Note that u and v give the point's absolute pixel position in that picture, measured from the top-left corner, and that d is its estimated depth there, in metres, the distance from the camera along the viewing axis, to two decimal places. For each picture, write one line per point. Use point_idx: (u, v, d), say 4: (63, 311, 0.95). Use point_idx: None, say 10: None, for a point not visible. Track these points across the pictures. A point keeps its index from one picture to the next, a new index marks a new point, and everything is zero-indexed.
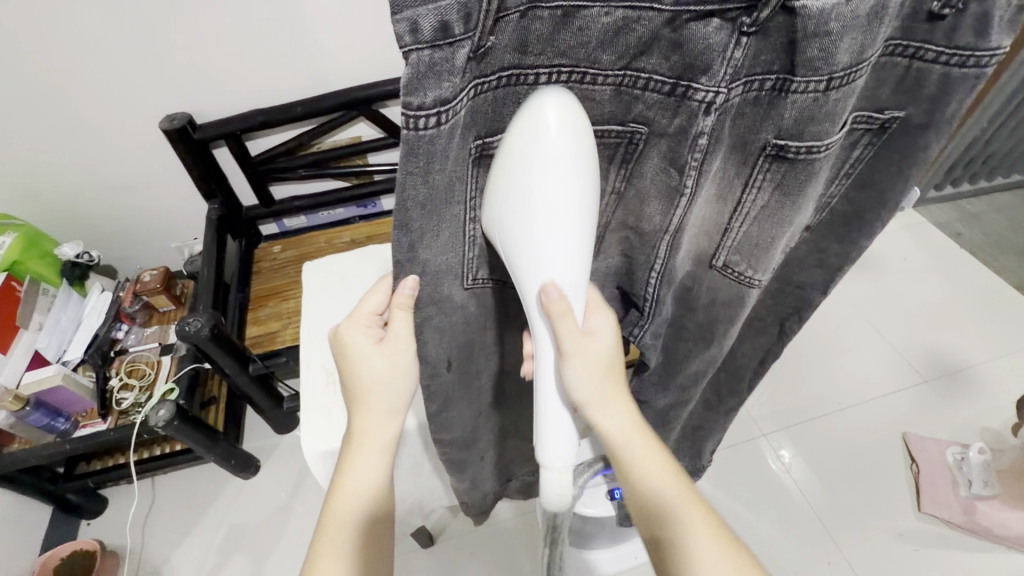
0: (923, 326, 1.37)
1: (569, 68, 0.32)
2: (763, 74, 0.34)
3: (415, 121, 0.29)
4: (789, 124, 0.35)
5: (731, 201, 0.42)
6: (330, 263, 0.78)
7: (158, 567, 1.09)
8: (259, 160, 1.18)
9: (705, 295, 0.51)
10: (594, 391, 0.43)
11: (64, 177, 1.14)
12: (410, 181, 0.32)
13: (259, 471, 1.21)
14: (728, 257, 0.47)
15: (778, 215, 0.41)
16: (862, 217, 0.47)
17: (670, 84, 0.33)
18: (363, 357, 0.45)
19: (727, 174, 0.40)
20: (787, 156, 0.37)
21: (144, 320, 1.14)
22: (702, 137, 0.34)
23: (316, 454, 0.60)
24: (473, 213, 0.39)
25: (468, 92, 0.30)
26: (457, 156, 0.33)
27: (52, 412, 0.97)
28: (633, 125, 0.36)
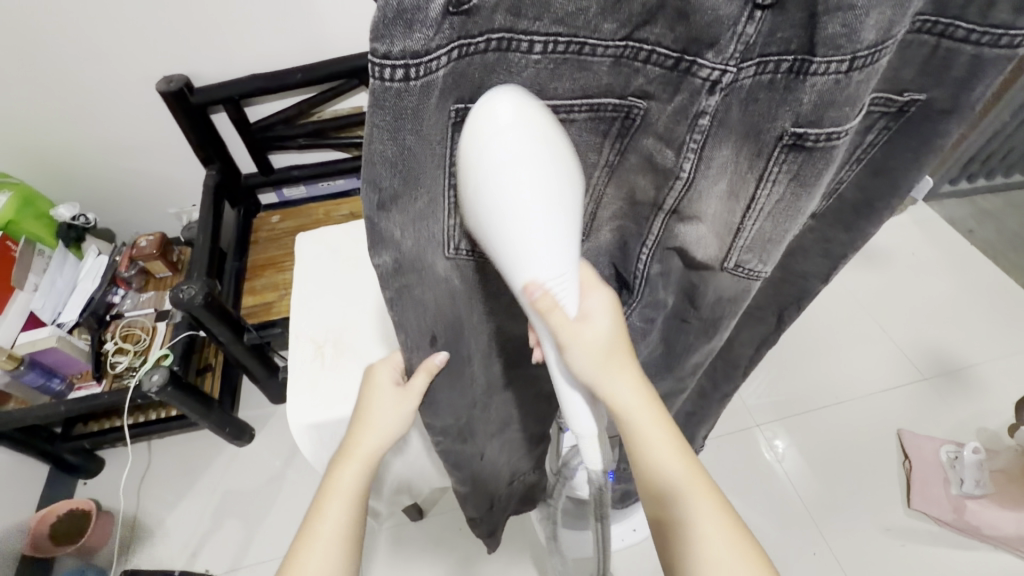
0: (927, 323, 1.35)
1: (567, 37, 0.28)
2: (778, 55, 0.31)
3: (381, 70, 0.25)
4: (808, 110, 0.32)
5: (744, 197, 0.38)
6: (324, 234, 0.77)
7: (152, 529, 1.11)
8: (257, 127, 1.16)
9: (709, 295, 0.48)
10: (595, 366, 0.40)
11: (60, 138, 1.12)
12: (376, 135, 0.28)
13: (253, 439, 1.22)
14: (740, 258, 0.43)
15: (793, 207, 0.38)
16: (871, 205, 0.46)
17: (674, 59, 0.30)
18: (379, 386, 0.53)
19: (737, 164, 0.37)
20: (805, 146, 0.34)
21: (140, 285, 1.13)
22: (703, 117, 0.32)
23: (301, 427, 0.60)
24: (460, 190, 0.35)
25: (450, 54, 0.26)
26: (433, 120, 0.29)
27: (46, 372, 0.98)
28: (632, 98, 0.32)
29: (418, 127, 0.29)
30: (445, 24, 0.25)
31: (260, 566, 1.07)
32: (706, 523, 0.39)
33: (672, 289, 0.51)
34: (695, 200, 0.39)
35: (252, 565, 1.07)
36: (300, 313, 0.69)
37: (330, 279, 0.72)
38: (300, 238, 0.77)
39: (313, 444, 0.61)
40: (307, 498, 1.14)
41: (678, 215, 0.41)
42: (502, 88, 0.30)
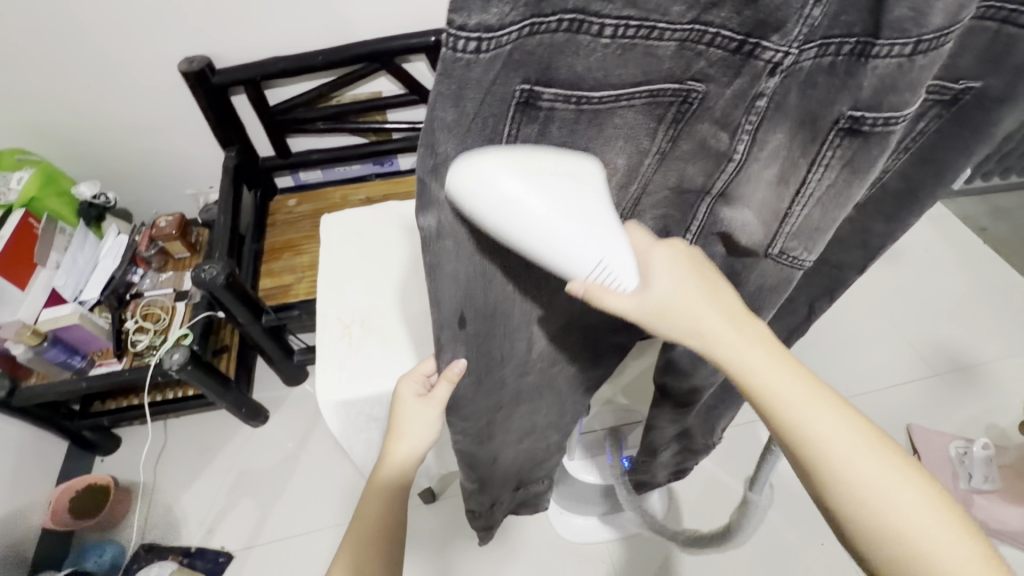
0: (940, 320, 1.36)
1: (638, 21, 0.28)
2: (841, 37, 0.31)
3: (455, 41, 0.25)
4: (867, 94, 0.32)
5: (794, 181, 0.39)
6: (349, 217, 0.77)
7: (169, 506, 1.13)
8: (277, 109, 1.16)
9: (749, 281, 0.49)
10: (688, 314, 0.37)
11: (81, 115, 1.12)
12: (440, 105, 0.27)
13: (267, 420, 1.24)
14: (785, 244, 0.44)
15: (843, 194, 0.39)
16: (916, 196, 0.45)
17: (738, 41, 0.31)
18: (406, 406, 0.54)
19: (789, 150, 0.37)
20: (861, 130, 0.34)
21: (159, 265, 1.14)
22: (761, 98, 0.34)
23: (331, 403, 0.60)
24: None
25: (521, 30, 0.26)
26: (494, 98, 0.29)
27: (68, 349, 0.99)
28: (691, 83, 0.33)
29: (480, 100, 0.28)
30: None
31: (276, 544, 1.08)
32: (866, 461, 0.35)
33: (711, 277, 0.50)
34: (742, 184, 0.40)
35: (268, 542, 1.09)
36: (327, 293, 0.69)
37: (357, 261, 0.73)
38: (324, 220, 0.77)
39: (340, 422, 0.62)
40: (321, 479, 1.16)
41: (724, 198, 0.42)
42: (565, 67, 0.29)
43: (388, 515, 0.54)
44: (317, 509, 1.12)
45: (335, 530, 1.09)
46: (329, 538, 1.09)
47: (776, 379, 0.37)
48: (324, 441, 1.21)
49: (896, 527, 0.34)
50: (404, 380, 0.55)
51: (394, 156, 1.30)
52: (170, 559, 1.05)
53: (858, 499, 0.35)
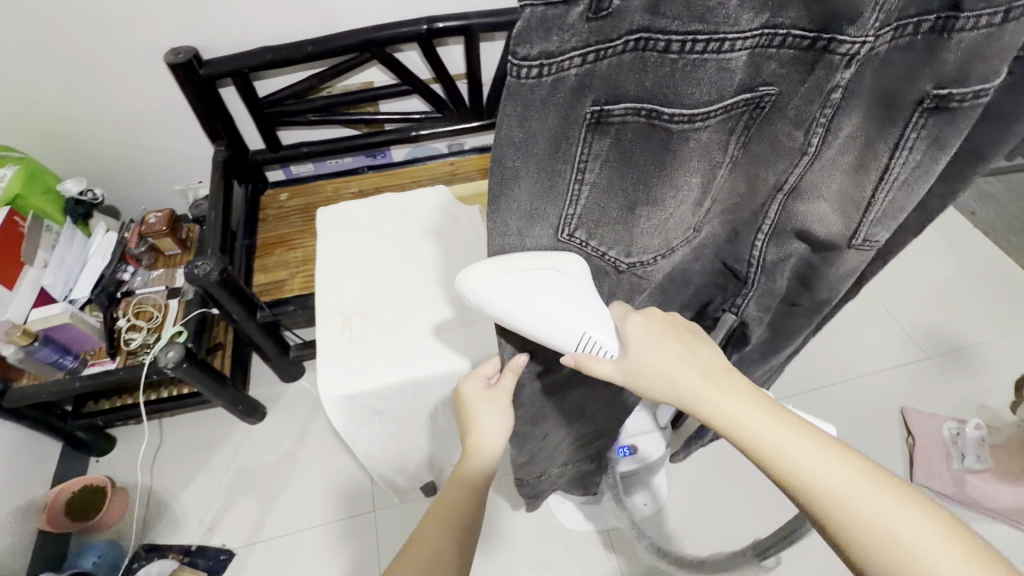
0: (931, 304, 1.37)
1: (705, 35, 0.27)
2: (918, 16, 0.29)
3: (518, 70, 0.26)
4: (952, 70, 0.30)
5: (875, 171, 0.37)
6: (344, 210, 0.76)
7: (167, 505, 1.12)
8: (266, 102, 1.14)
9: (830, 275, 0.47)
10: (654, 342, 0.40)
11: (65, 111, 1.09)
12: (506, 121, 0.28)
13: (264, 417, 1.23)
14: (869, 231, 0.41)
15: (926, 171, 0.36)
16: (982, 155, 0.40)
17: (810, 38, 0.29)
18: (474, 405, 0.53)
19: (865, 139, 0.36)
20: (948, 107, 0.32)
21: (150, 262, 1.12)
22: (837, 91, 0.32)
23: (335, 397, 0.59)
24: (580, 177, 0.33)
25: (585, 57, 0.26)
26: (563, 118, 0.29)
27: (61, 348, 0.97)
28: (763, 87, 0.32)
29: (545, 119, 0.29)
30: (581, 26, 0.25)
31: (278, 541, 1.08)
32: (828, 472, 0.35)
33: (787, 276, 0.50)
34: (815, 176, 0.39)
35: (270, 539, 1.08)
36: (327, 289, 0.68)
37: (354, 256, 0.71)
38: (319, 215, 0.76)
39: (344, 415, 0.61)
40: (322, 475, 1.16)
41: (797, 193, 0.40)
42: (635, 85, 0.29)
43: (455, 528, 0.49)
44: (318, 505, 1.12)
45: (337, 525, 1.09)
46: (331, 533, 1.09)
47: (757, 426, 0.37)
48: (323, 436, 1.20)
49: (866, 522, 0.34)
50: (464, 381, 0.55)
51: (386, 147, 1.29)
52: (170, 559, 1.04)
53: (838, 509, 0.35)
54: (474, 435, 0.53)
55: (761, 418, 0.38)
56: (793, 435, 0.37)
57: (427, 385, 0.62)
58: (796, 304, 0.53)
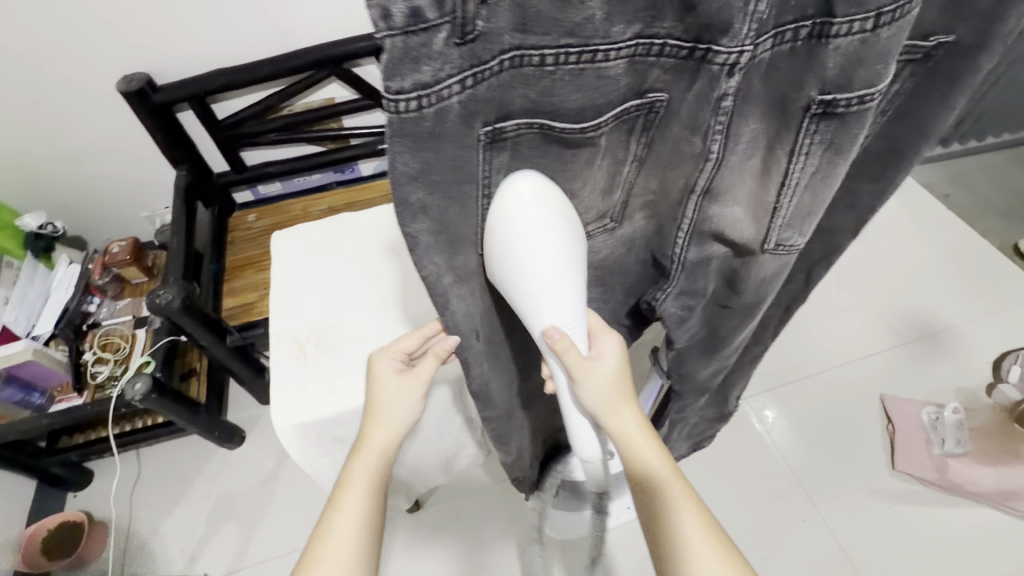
0: (906, 289, 1.38)
1: (579, 48, 0.29)
2: (795, 22, 0.31)
3: (395, 105, 0.27)
4: (834, 74, 0.32)
5: (777, 172, 0.39)
6: (300, 231, 0.75)
7: (148, 537, 1.10)
8: (226, 124, 1.13)
9: (751, 277, 0.48)
10: (605, 396, 0.49)
11: (20, 145, 1.08)
12: (399, 157, 0.29)
13: (243, 442, 1.21)
14: (779, 235, 0.44)
15: (829, 173, 0.39)
16: (900, 155, 0.46)
17: (687, 49, 0.32)
18: (386, 385, 0.53)
19: (767, 139, 0.38)
20: (835, 111, 0.34)
21: (116, 293, 1.11)
22: (726, 98, 0.34)
23: (288, 426, 0.58)
24: (488, 188, 0.36)
25: (461, 82, 0.28)
26: (461, 140, 0.31)
27: (25, 386, 0.96)
28: (653, 94, 0.34)
29: (439, 148, 0.30)
30: (452, 52, 0.26)
31: (261, 566, 1.07)
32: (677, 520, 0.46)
33: (712, 277, 0.50)
34: (724, 179, 0.40)
35: (253, 565, 1.07)
36: (281, 314, 0.67)
37: (309, 279, 0.70)
38: (274, 237, 0.75)
39: (301, 443, 0.60)
40: (303, 497, 1.14)
41: (711, 196, 0.41)
42: (520, 97, 0.31)
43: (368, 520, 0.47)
44: (300, 527, 1.11)
45: None
46: None
47: (645, 455, 0.49)
48: None
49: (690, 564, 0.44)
50: (379, 356, 0.54)
51: (354, 163, 1.27)
52: None
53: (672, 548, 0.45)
54: (387, 411, 0.52)
55: (650, 451, 0.49)
56: (661, 471, 0.48)
57: None
58: (728, 308, 0.53)
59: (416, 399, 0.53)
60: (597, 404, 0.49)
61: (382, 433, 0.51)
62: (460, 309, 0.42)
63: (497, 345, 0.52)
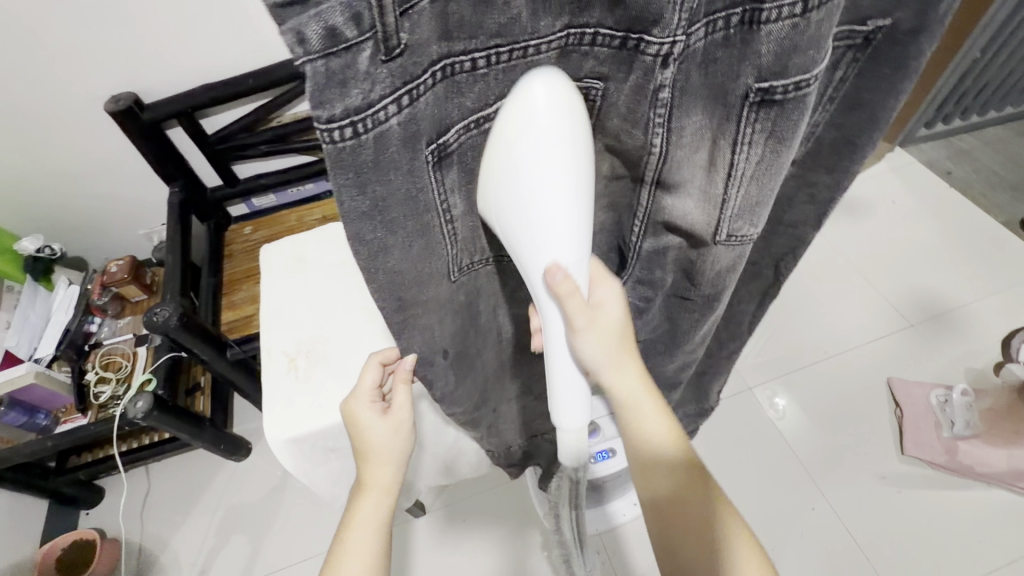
0: (911, 270, 1.36)
1: (507, 47, 0.29)
2: (725, 11, 0.31)
3: (330, 134, 0.26)
4: (769, 62, 0.32)
5: (722, 164, 0.38)
6: (286, 243, 0.75)
7: (159, 551, 1.11)
8: (216, 138, 1.14)
9: (708, 269, 0.48)
10: (603, 350, 0.44)
11: (13, 170, 1.08)
12: (346, 194, 0.29)
13: (250, 453, 1.22)
14: (731, 227, 0.43)
15: (773, 164, 0.38)
16: (852, 143, 0.45)
17: (619, 38, 0.31)
18: (370, 428, 0.52)
19: (710, 131, 0.37)
20: (773, 99, 0.34)
21: (116, 312, 1.11)
22: (663, 90, 0.33)
23: (281, 442, 0.58)
24: (447, 214, 0.36)
25: (397, 102, 0.27)
26: (405, 164, 0.30)
27: (29, 409, 0.97)
28: (589, 81, 0.34)
29: (387, 177, 0.30)
30: (380, 71, 0.26)
31: None
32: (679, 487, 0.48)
33: (671, 268, 0.51)
34: (673, 168, 0.39)
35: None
36: (270, 327, 0.67)
37: (298, 292, 0.70)
38: (263, 251, 0.74)
39: (296, 458, 0.60)
40: (309, 505, 1.15)
41: (663, 188, 0.41)
42: (457, 110, 0.31)
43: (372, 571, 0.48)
44: (308, 536, 1.11)
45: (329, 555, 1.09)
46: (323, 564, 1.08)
47: (622, 385, 0.48)
48: None
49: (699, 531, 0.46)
50: (352, 401, 0.53)
51: None
52: None
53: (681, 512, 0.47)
54: (381, 455, 0.51)
55: (628, 381, 0.48)
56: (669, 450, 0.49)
57: None
58: (688, 301, 0.53)
59: (405, 440, 0.52)
60: (599, 359, 0.44)
61: (381, 478, 0.51)
62: (416, 334, 0.42)
63: (470, 354, 0.52)
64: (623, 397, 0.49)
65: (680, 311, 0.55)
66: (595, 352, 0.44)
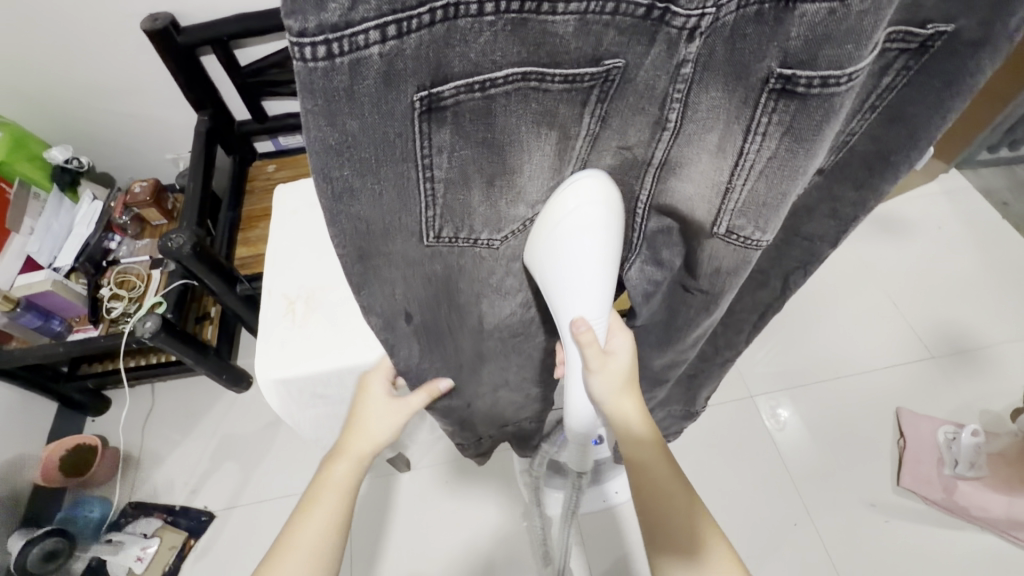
0: (943, 299, 1.29)
1: None
2: None
3: (300, 51, 0.23)
4: (797, 46, 0.29)
5: (731, 151, 0.35)
6: (302, 185, 0.74)
7: (155, 466, 1.16)
8: (248, 71, 1.12)
9: (705, 261, 0.45)
10: (613, 387, 0.49)
11: (47, 79, 1.09)
12: (312, 123, 0.26)
13: (250, 387, 1.26)
14: (731, 221, 0.39)
15: (788, 165, 0.35)
16: (887, 157, 0.41)
17: (646, 6, 0.27)
18: (369, 404, 0.56)
19: (726, 115, 0.34)
20: (796, 91, 0.31)
21: (136, 232, 1.13)
22: (685, 66, 0.31)
23: (270, 381, 0.59)
24: (428, 172, 0.32)
25: (382, 32, 0.24)
26: (382, 101, 0.27)
27: (43, 314, 1.00)
28: (608, 61, 0.30)
29: (357, 111, 0.27)
30: None
31: (255, 506, 1.12)
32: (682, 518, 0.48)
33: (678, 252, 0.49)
34: (682, 150, 0.38)
35: (248, 504, 1.12)
36: (273, 267, 0.67)
37: (306, 236, 0.70)
38: (278, 190, 0.74)
39: (283, 398, 0.61)
40: (299, 444, 1.18)
41: (668, 168, 0.39)
42: (457, 60, 0.27)
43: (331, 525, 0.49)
44: (296, 473, 1.15)
45: None
46: None
47: (625, 417, 0.51)
48: None
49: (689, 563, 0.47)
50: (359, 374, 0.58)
51: None
52: (155, 518, 1.09)
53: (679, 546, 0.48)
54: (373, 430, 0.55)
55: (630, 414, 0.51)
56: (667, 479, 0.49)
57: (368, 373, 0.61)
58: (689, 295, 0.50)
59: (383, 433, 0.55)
60: (605, 394, 0.50)
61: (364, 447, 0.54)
62: (378, 290, 0.39)
63: (442, 331, 0.50)
64: (620, 424, 0.51)
65: (678, 304, 0.53)
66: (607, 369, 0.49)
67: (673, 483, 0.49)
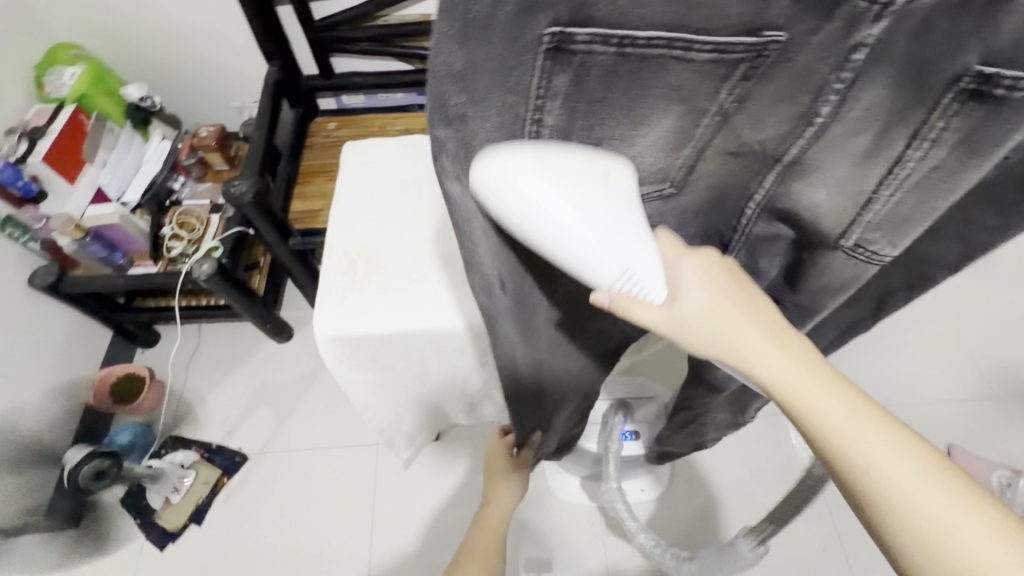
0: (1014, 336, 1.21)
1: None
2: None
3: None
4: (1008, 44, 0.26)
5: (885, 158, 0.34)
6: (371, 145, 0.73)
7: (196, 403, 1.21)
8: (321, 25, 1.13)
9: (816, 271, 0.43)
10: (715, 337, 0.37)
11: (130, 16, 1.11)
12: (440, 53, 0.25)
13: (291, 339, 1.29)
14: (862, 236, 0.39)
15: (951, 178, 0.34)
16: None
17: None
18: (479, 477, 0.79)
19: (885, 118, 0.31)
20: (987, 94, 0.29)
21: (199, 175, 1.15)
22: (860, 50, 0.28)
23: (325, 337, 0.59)
24: (537, 131, 0.30)
25: None
26: (515, 45, 0.26)
27: (108, 246, 1.03)
28: (768, 32, 0.27)
29: (490, 56, 0.26)
30: None
31: (287, 453, 1.15)
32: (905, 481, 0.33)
33: (777, 261, 0.46)
34: (820, 153, 0.34)
35: (280, 450, 1.16)
36: (337, 225, 0.67)
37: (371, 197, 0.69)
38: (346, 148, 0.73)
39: (336, 356, 0.61)
40: (333, 400, 1.21)
41: (796, 169, 0.36)
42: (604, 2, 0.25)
43: None
44: (328, 426, 1.18)
45: (341, 452, 1.15)
46: (335, 458, 1.14)
47: (766, 366, 0.36)
48: None
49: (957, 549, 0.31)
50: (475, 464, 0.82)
51: None
52: (193, 452, 1.14)
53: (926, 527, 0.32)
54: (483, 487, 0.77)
55: (768, 360, 0.36)
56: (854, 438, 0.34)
57: (420, 340, 0.60)
58: (780, 306, 0.49)
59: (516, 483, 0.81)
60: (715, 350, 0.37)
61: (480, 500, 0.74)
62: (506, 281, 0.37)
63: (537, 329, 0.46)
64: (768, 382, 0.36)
65: None
66: (721, 337, 0.37)
67: (941, 499, 0.32)
